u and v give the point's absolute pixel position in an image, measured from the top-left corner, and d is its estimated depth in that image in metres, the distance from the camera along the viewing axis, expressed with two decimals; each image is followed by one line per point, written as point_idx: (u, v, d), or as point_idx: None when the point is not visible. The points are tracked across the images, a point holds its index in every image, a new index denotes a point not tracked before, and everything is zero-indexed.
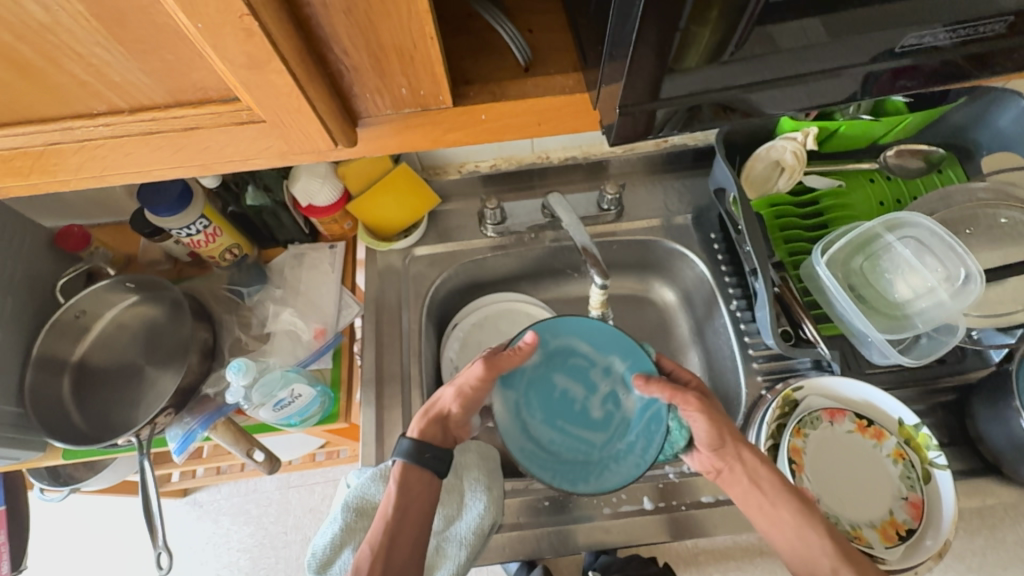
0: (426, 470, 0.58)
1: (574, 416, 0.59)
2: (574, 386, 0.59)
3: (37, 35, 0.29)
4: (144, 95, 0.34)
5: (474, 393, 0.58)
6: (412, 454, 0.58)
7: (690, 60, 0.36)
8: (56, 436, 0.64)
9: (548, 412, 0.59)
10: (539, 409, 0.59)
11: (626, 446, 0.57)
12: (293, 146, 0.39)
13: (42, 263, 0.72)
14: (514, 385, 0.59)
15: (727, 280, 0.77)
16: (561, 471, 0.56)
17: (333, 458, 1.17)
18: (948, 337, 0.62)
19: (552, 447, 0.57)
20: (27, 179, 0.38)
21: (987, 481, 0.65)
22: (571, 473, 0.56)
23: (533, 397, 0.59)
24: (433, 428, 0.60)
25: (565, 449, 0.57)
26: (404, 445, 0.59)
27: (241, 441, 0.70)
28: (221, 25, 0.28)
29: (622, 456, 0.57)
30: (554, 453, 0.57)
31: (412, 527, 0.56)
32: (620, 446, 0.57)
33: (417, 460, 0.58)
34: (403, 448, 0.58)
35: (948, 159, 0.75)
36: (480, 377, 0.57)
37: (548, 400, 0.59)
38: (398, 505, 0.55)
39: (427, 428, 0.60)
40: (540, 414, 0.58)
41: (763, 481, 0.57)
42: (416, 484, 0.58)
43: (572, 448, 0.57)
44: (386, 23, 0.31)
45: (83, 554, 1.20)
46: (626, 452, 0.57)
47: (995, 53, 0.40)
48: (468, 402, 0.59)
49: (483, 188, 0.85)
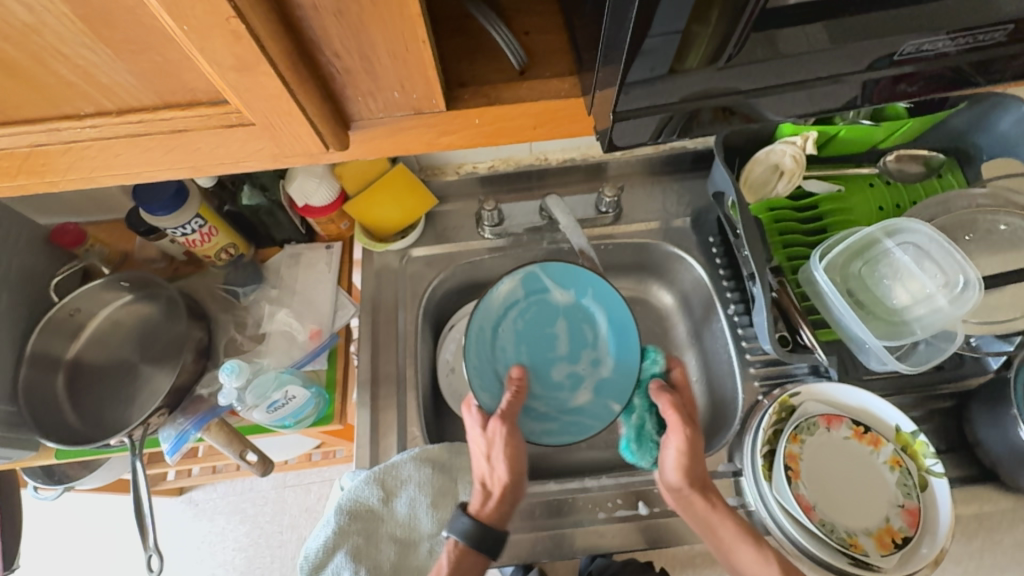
0: (484, 554, 0.57)
1: (537, 355, 0.72)
2: (560, 340, 0.73)
3: (23, 36, 0.29)
4: (133, 96, 0.34)
5: (513, 448, 0.60)
6: (471, 534, 0.57)
7: (689, 63, 0.35)
8: (48, 435, 0.64)
9: (523, 330, 0.72)
10: (522, 320, 0.72)
11: (542, 408, 0.70)
12: (284, 149, 0.39)
13: (36, 262, 0.72)
14: (532, 286, 0.71)
15: (725, 284, 0.76)
16: (481, 362, 0.68)
17: (329, 457, 1.16)
18: (946, 344, 0.63)
19: (496, 342, 0.70)
20: (16, 180, 0.38)
21: (984, 488, 0.65)
22: (488, 368, 0.68)
23: (529, 311, 0.72)
24: (497, 509, 0.59)
25: (501, 354, 0.70)
26: (463, 523, 0.58)
27: (234, 442, 0.69)
28: (209, 27, 0.28)
29: (532, 413, 0.69)
30: (493, 347, 0.70)
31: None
32: (540, 404, 0.70)
33: (478, 543, 0.57)
34: (461, 527, 0.58)
35: (948, 164, 0.75)
36: (507, 431, 0.61)
37: (534, 321, 0.72)
38: None
39: (494, 510, 0.59)
40: (519, 323, 0.72)
41: (721, 527, 0.57)
42: (469, 567, 0.57)
43: (505, 361, 0.70)
44: (377, 24, 0.31)
45: (78, 552, 1.20)
46: (535, 407, 0.69)
47: (997, 59, 0.39)
48: (515, 464, 0.60)
49: (481, 189, 0.85)
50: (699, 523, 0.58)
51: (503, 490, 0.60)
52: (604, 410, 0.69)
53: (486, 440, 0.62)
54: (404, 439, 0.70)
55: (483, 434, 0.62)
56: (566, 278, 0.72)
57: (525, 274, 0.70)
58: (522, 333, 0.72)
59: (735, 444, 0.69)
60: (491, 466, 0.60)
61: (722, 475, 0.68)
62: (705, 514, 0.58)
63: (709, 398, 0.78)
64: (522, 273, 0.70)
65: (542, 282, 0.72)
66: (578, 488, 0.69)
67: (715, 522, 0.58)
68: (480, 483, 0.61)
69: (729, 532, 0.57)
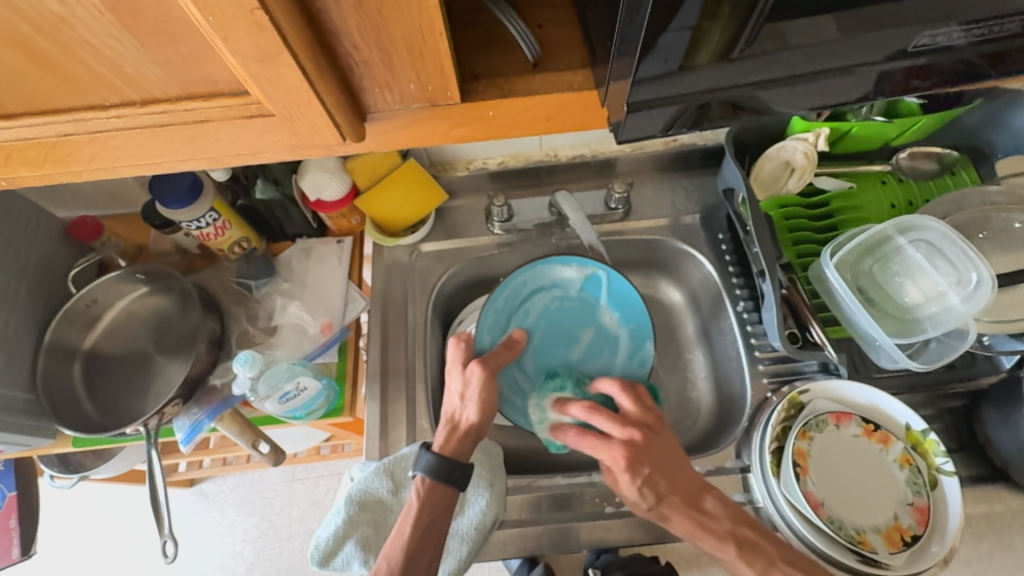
0: (450, 486, 0.59)
1: (549, 343, 0.75)
2: (578, 345, 0.75)
3: (54, 27, 0.29)
4: (158, 87, 0.35)
5: (488, 393, 0.62)
6: (436, 469, 0.59)
7: (700, 57, 0.35)
8: (66, 423, 0.66)
9: (556, 316, 0.76)
10: (558, 306, 0.76)
11: (522, 383, 0.72)
12: (302, 139, 0.39)
13: (54, 253, 0.73)
14: (590, 287, 0.75)
15: (735, 280, 0.76)
16: (501, 308, 0.73)
17: (338, 451, 1.18)
18: (959, 341, 0.62)
19: (526, 303, 0.75)
20: (42, 170, 0.39)
21: (995, 488, 0.64)
22: (504, 312, 0.73)
23: (571, 301, 0.76)
24: (460, 445, 0.61)
25: (520, 315, 0.75)
26: (427, 460, 0.59)
27: (246, 432, 0.71)
28: (234, 19, 0.28)
29: (510, 380, 0.72)
30: (518, 304, 0.74)
31: (434, 540, 0.57)
32: (522, 378, 0.72)
33: (436, 480, 0.58)
34: (426, 463, 0.59)
35: (962, 161, 0.74)
36: (485, 375, 0.63)
37: (567, 313, 0.76)
38: (417, 523, 0.56)
39: (457, 446, 0.61)
40: (555, 305, 0.76)
41: (703, 538, 0.55)
42: (438, 498, 0.59)
43: (519, 323, 0.74)
44: (396, 16, 0.31)
45: (92, 540, 1.22)
46: (516, 372, 0.72)
47: (1011, 52, 0.39)
48: (485, 406, 0.62)
49: (491, 185, 0.85)
50: (687, 532, 0.56)
51: (468, 428, 0.62)
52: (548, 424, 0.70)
53: (462, 380, 0.64)
54: (413, 431, 0.71)
55: (460, 373, 0.64)
56: (624, 300, 0.74)
57: (591, 274, 0.74)
58: (551, 317, 0.76)
59: (743, 440, 0.69)
60: (465, 407, 0.62)
61: (729, 471, 0.68)
62: (689, 519, 0.56)
63: (717, 395, 0.78)
64: (589, 273, 0.73)
65: (603, 291, 0.75)
66: (585, 482, 0.69)
67: (694, 532, 0.55)
68: (449, 419, 0.63)
69: (710, 544, 0.55)
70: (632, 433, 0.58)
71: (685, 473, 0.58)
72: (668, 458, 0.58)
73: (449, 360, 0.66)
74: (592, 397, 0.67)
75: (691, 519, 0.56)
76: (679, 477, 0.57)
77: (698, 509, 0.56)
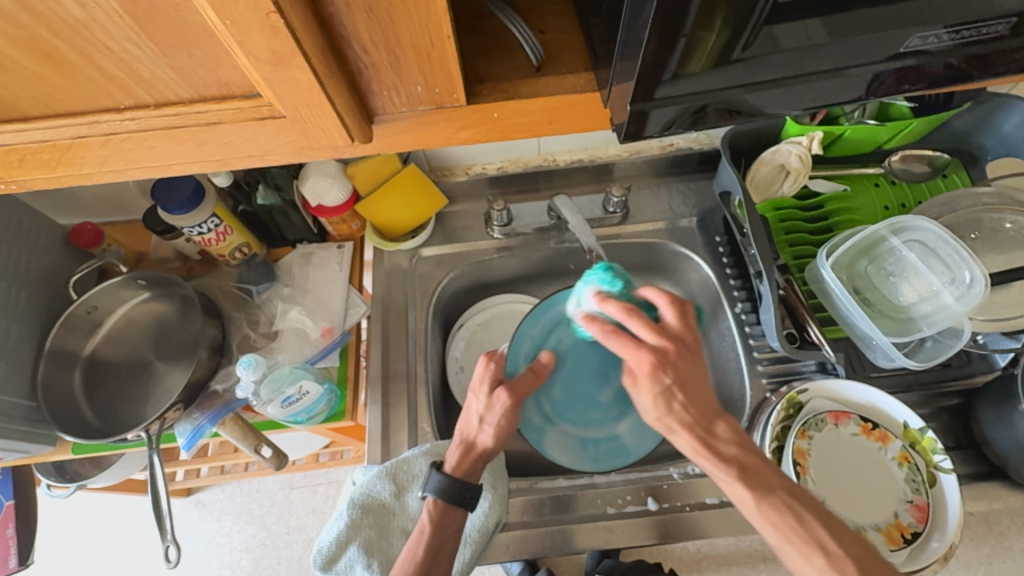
0: (461, 508, 0.59)
1: (585, 375, 0.75)
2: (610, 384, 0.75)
3: (72, 31, 0.30)
4: (171, 90, 0.35)
5: (510, 421, 0.60)
6: (446, 491, 0.58)
7: (694, 67, 0.37)
8: (66, 429, 0.66)
9: (590, 349, 0.74)
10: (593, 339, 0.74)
11: (546, 408, 0.73)
12: (311, 141, 0.40)
13: (56, 260, 0.73)
14: None
15: (732, 282, 0.78)
16: (533, 338, 0.73)
17: (336, 458, 1.17)
18: (953, 341, 0.63)
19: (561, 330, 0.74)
20: (53, 172, 0.39)
21: (992, 485, 0.65)
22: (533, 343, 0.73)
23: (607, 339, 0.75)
24: (468, 466, 0.60)
25: (554, 343, 0.74)
26: (438, 481, 0.59)
27: (248, 437, 0.71)
28: (250, 22, 0.29)
29: (535, 405, 0.73)
30: (551, 332, 0.74)
31: (445, 561, 0.57)
32: (547, 405, 0.73)
33: (454, 499, 0.58)
34: (436, 485, 0.59)
35: (953, 164, 0.76)
36: (511, 404, 0.60)
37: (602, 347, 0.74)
38: (429, 546, 0.56)
39: (469, 468, 0.60)
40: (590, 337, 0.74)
41: (706, 459, 0.51)
42: (450, 522, 0.59)
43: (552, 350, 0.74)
44: (406, 20, 0.32)
45: (88, 548, 1.21)
46: (542, 398, 0.73)
47: (996, 53, 0.40)
48: (503, 434, 0.60)
49: (490, 190, 0.86)
50: (689, 450, 0.52)
51: (483, 452, 0.61)
52: (563, 453, 0.72)
53: (487, 402, 0.61)
54: (415, 435, 0.71)
55: (486, 396, 0.61)
56: None
57: None
58: (586, 349, 0.74)
59: None
60: (482, 431, 0.60)
61: None
62: (695, 439, 0.52)
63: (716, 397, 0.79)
64: None
65: None
66: (587, 484, 0.70)
67: (697, 452, 0.52)
68: (462, 438, 0.61)
69: (709, 464, 0.51)
70: (666, 344, 0.52)
71: (709, 393, 0.53)
72: (696, 374, 0.52)
73: (476, 378, 0.63)
74: (635, 300, 0.58)
75: (697, 438, 0.52)
76: (703, 397, 0.52)
77: (709, 432, 0.52)
